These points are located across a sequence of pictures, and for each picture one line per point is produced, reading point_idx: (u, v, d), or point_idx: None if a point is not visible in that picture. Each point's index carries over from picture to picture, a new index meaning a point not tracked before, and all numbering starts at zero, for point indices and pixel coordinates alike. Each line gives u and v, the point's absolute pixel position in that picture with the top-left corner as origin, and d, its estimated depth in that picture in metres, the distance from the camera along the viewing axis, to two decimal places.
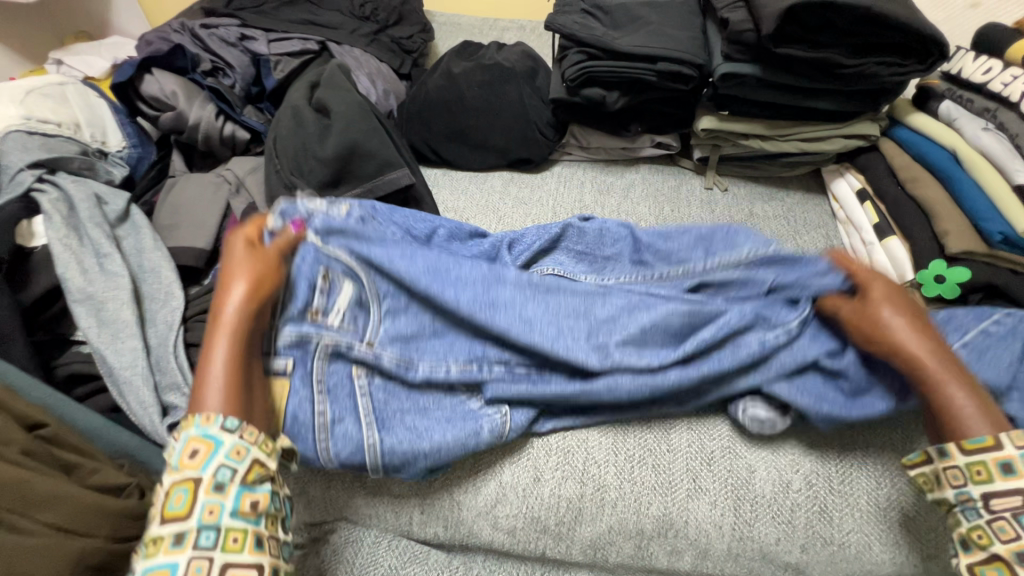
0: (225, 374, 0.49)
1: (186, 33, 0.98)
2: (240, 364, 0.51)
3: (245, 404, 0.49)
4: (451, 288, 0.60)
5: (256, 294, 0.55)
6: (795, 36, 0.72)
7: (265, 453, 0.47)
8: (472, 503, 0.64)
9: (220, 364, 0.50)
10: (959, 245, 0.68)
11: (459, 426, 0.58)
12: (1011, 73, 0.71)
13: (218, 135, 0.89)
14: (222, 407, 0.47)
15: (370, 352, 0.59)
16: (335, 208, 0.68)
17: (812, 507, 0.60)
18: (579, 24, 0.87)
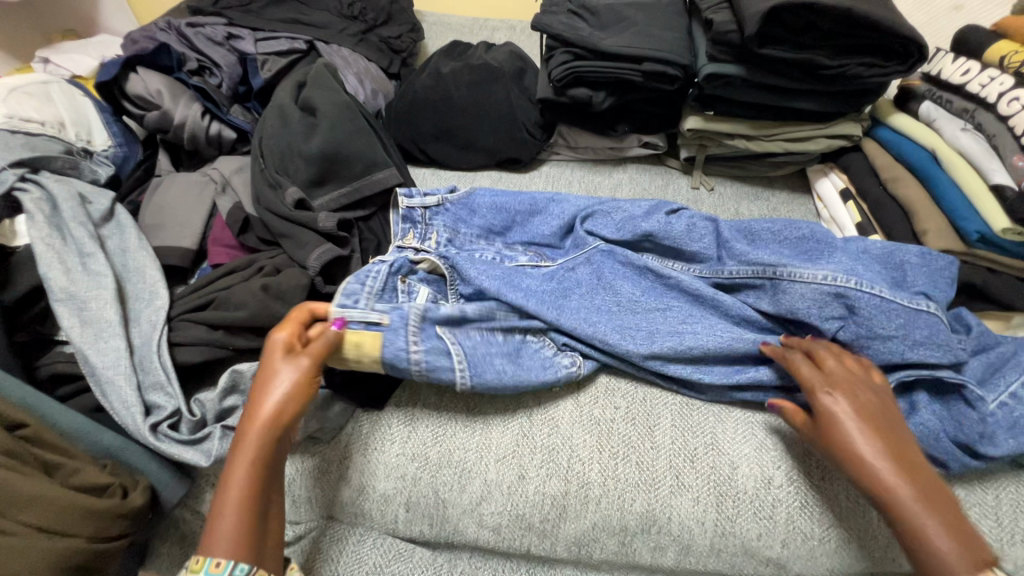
0: (240, 510, 0.48)
1: (172, 31, 0.98)
2: (258, 484, 0.50)
3: (255, 544, 0.48)
4: (520, 292, 0.70)
5: (280, 424, 0.52)
6: (777, 38, 0.73)
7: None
8: (457, 501, 0.64)
9: (239, 483, 0.49)
10: (938, 244, 0.70)
11: (542, 373, 0.66)
12: (990, 74, 0.72)
13: (204, 134, 0.88)
14: (234, 547, 0.46)
15: (457, 310, 0.67)
16: (425, 242, 0.78)
17: (793, 502, 0.61)
18: (566, 25, 0.87)
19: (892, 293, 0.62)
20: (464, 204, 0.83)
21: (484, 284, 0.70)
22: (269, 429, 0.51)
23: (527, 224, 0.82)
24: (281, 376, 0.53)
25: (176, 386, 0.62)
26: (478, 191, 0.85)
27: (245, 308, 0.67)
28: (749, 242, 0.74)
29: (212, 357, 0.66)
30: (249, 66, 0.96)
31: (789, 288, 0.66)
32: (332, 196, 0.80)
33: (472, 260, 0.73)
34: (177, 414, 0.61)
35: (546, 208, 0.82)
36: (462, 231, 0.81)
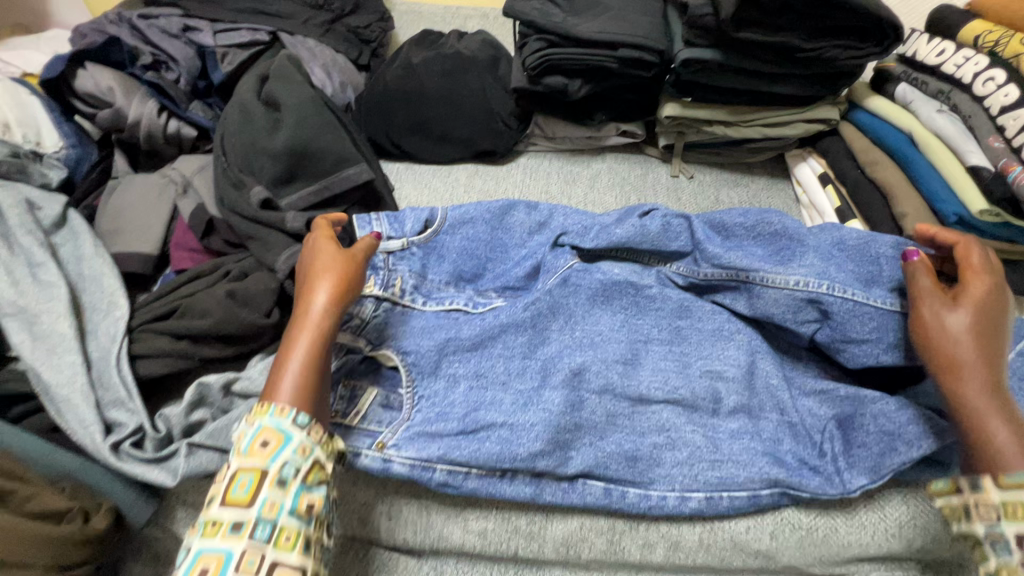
0: (310, 351, 0.53)
1: (124, 23, 0.92)
2: (309, 376, 0.52)
3: (314, 401, 0.51)
4: (499, 361, 0.67)
5: (321, 333, 0.54)
6: (752, 20, 0.72)
7: (324, 454, 0.50)
8: (442, 506, 0.63)
9: (291, 372, 0.52)
10: (917, 228, 0.70)
11: (513, 446, 0.59)
12: (964, 55, 0.71)
13: (161, 133, 0.83)
14: (293, 401, 0.50)
15: (381, 459, 0.60)
16: (388, 289, 0.70)
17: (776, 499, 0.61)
18: (538, 10, 0.84)
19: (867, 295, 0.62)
20: (431, 249, 0.75)
21: (457, 382, 0.65)
22: (323, 319, 0.55)
23: (498, 266, 0.77)
24: (332, 274, 0.58)
25: (137, 401, 0.59)
26: (448, 227, 0.76)
27: (207, 318, 0.64)
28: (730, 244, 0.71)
29: (177, 369, 0.63)
30: (209, 59, 0.91)
31: (763, 293, 0.66)
32: (300, 195, 0.77)
33: (430, 339, 0.67)
34: (140, 431, 0.57)
35: (511, 248, 0.77)
36: (430, 276, 0.74)
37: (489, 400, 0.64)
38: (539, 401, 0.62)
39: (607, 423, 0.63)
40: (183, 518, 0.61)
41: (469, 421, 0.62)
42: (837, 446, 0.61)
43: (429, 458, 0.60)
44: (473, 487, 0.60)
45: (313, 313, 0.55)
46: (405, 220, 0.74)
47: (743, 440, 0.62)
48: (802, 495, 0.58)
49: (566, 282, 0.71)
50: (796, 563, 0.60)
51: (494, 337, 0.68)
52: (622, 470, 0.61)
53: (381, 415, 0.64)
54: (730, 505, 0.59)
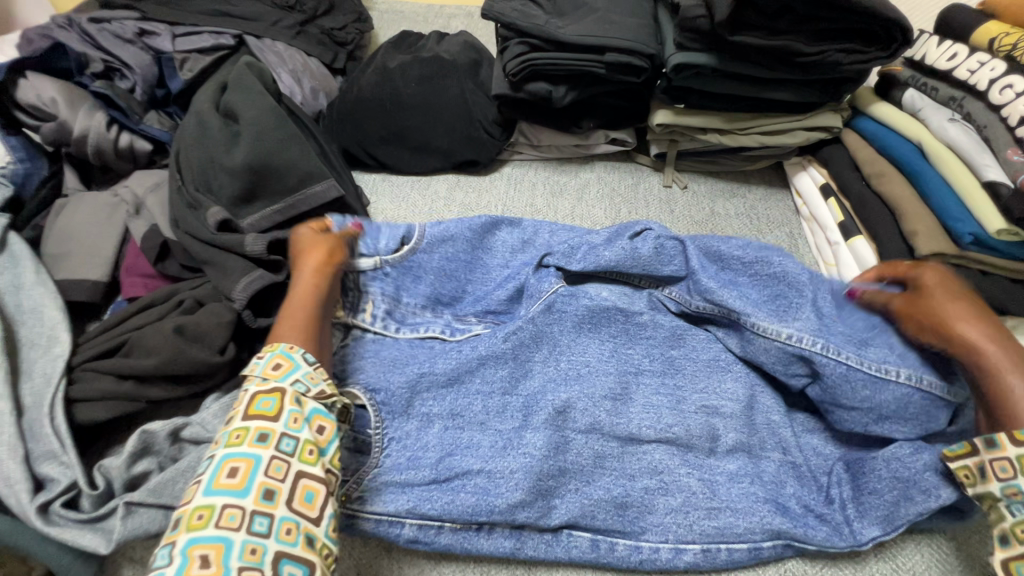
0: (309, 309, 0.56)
1: (75, 28, 0.86)
2: (309, 318, 0.55)
3: (315, 341, 0.54)
4: (477, 397, 0.61)
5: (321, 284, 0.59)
6: (749, 22, 0.66)
7: (332, 390, 0.50)
8: (416, 561, 0.57)
9: (294, 314, 0.56)
10: (928, 247, 0.64)
11: (490, 497, 0.54)
12: (979, 59, 0.67)
13: (112, 148, 0.77)
14: (299, 340, 0.53)
15: (345, 515, 0.55)
16: (358, 315, 0.66)
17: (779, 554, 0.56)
18: (520, 12, 0.79)
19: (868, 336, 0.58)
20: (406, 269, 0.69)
21: (432, 421, 0.59)
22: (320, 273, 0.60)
23: (478, 287, 0.71)
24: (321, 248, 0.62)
25: (72, 453, 0.53)
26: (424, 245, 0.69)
27: (154, 356, 0.58)
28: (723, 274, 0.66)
29: (121, 413, 0.57)
30: (166, 66, 0.85)
31: (752, 341, 0.60)
32: (262, 215, 0.71)
33: (399, 373, 0.61)
34: (74, 488, 0.52)
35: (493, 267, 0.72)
36: (404, 300, 0.68)
37: (465, 442, 0.58)
38: (519, 444, 0.57)
39: (594, 466, 0.58)
40: None
41: (443, 468, 0.56)
42: (845, 491, 0.56)
43: (398, 512, 0.54)
44: (448, 541, 0.55)
45: (309, 271, 0.60)
46: (376, 236, 0.68)
47: (743, 483, 0.57)
48: (806, 548, 0.53)
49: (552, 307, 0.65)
50: None
51: (472, 372, 0.62)
52: (611, 519, 0.55)
53: (347, 459, 0.57)
54: (729, 558, 0.54)
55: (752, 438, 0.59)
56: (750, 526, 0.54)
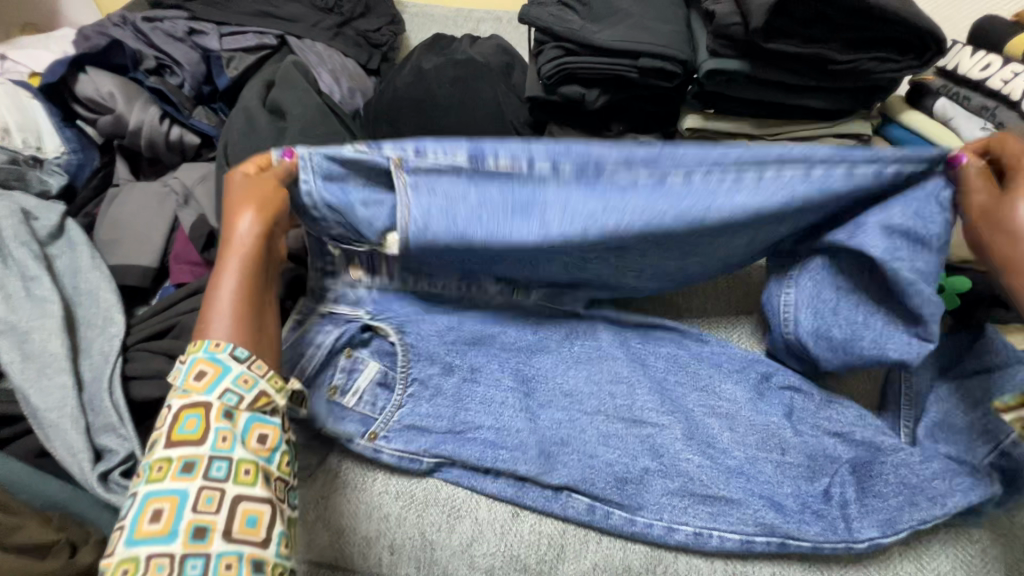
0: (235, 280, 0.50)
1: (128, 26, 0.90)
2: (243, 298, 0.50)
3: (255, 332, 0.49)
4: (492, 378, 0.65)
5: (253, 247, 0.52)
6: (784, 30, 0.68)
7: (272, 390, 0.48)
8: (436, 498, 0.60)
9: (224, 295, 0.50)
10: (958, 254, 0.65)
11: (500, 450, 0.59)
12: (1013, 69, 0.68)
13: (163, 141, 0.81)
14: (232, 336, 0.48)
15: (371, 449, 0.59)
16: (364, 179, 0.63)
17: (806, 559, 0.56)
18: (556, 16, 0.81)
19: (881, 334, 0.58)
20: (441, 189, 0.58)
21: (451, 372, 0.65)
22: (254, 235, 0.52)
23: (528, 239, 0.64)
24: (253, 188, 0.54)
25: (129, 427, 0.56)
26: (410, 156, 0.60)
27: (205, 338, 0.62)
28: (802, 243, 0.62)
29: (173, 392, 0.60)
30: (214, 64, 0.88)
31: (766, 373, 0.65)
32: None
33: (430, 327, 0.67)
34: (131, 459, 0.55)
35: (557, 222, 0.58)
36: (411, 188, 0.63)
37: (480, 395, 0.64)
38: (529, 410, 0.63)
39: (599, 441, 0.61)
40: None
41: (462, 422, 0.62)
42: (849, 492, 0.57)
43: (417, 450, 0.60)
44: (482, 519, 0.59)
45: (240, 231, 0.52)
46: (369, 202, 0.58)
47: (761, 470, 0.59)
48: (800, 545, 0.54)
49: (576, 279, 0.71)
50: None
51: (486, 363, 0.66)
52: (609, 489, 0.58)
53: (375, 394, 0.62)
54: (721, 545, 0.55)
55: (749, 437, 0.62)
56: (744, 510, 0.56)
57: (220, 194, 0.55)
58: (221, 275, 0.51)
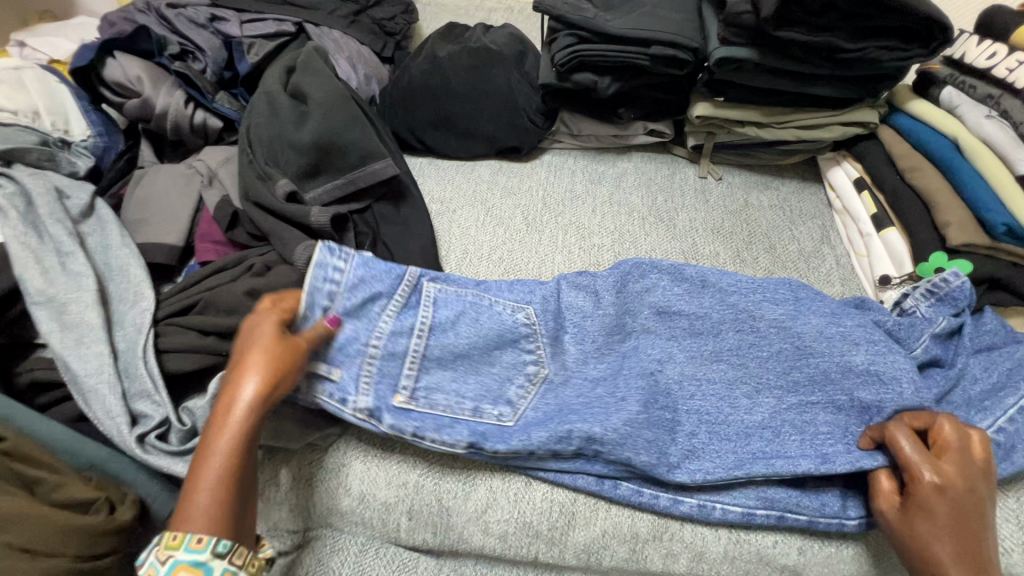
0: (220, 481, 0.44)
1: (152, 13, 0.92)
2: (229, 482, 0.45)
3: (235, 518, 0.44)
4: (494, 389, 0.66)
5: (263, 407, 0.48)
6: (794, 18, 0.70)
7: (250, 574, 0.44)
8: (452, 467, 0.63)
9: (210, 478, 0.44)
10: (960, 237, 0.66)
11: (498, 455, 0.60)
12: (1017, 58, 0.69)
13: (187, 124, 0.83)
14: (212, 527, 0.43)
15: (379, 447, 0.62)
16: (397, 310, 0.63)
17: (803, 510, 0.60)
18: (570, 5, 0.83)
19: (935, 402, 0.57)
20: (423, 385, 0.60)
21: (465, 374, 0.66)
22: (261, 399, 0.48)
23: (567, 352, 0.67)
24: (267, 344, 0.50)
25: (164, 394, 0.59)
26: (438, 331, 0.64)
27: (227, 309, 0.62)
28: (847, 344, 0.61)
29: (203, 364, 0.63)
30: (235, 50, 0.91)
31: None
32: (325, 189, 0.77)
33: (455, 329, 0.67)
34: (166, 423, 0.58)
35: (510, 432, 0.59)
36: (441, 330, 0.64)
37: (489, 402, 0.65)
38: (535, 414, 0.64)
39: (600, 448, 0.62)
40: None
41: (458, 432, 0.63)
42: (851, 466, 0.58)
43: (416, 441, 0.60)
44: (495, 487, 0.62)
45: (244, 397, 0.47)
46: (339, 389, 0.58)
47: None
48: (798, 519, 0.57)
49: (646, 280, 0.70)
50: None
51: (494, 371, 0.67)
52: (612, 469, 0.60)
53: None
54: (723, 516, 0.58)
55: None
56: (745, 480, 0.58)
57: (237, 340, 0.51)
58: (215, 442, 0.45)
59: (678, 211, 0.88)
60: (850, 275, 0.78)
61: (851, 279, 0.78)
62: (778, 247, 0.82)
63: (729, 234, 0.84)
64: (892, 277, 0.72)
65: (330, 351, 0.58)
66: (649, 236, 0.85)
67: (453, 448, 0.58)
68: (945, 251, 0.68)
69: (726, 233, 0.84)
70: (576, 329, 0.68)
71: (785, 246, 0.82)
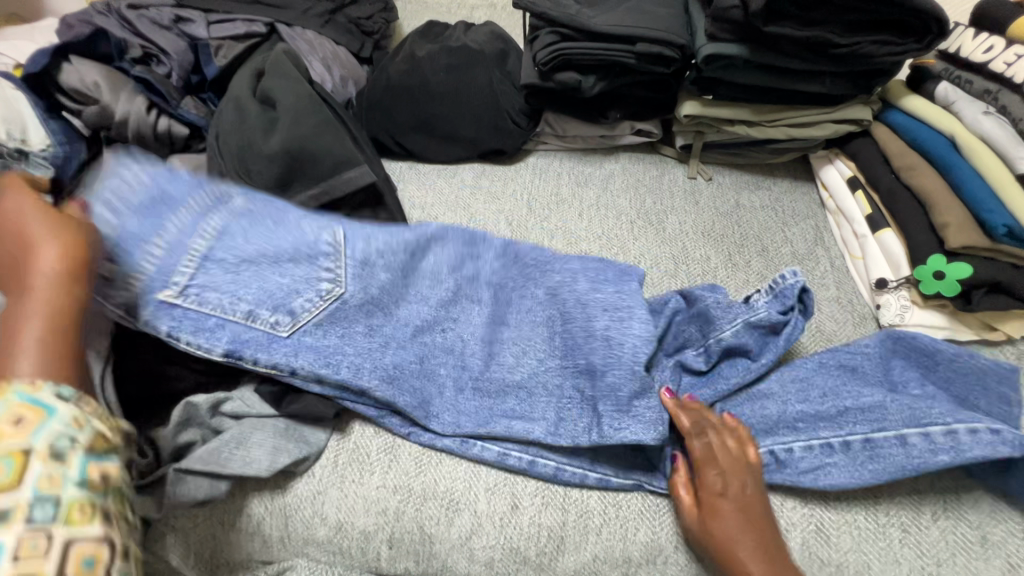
0: (42, 353, 0.40)
1: (113, 15, 0.88)
2: (52, 362, 0.40)
3: (76, 384, 0.41)
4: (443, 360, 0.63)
5: (70, 279, 0.44)
6: (784, 12, 0.67)
7: (108, 426, 0.40)
8: (434, 492, 0.59)
9: (30, 376, 0.39)
10: (959, 239, 0.64)
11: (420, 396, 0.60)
12: (1016, 51, 0.67)
13: (151, 132, 0.79)
14: (46, 378, 0.39)
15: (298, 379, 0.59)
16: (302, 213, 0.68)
17: (807, 525, 0.56)
18: (551, 1, 0.79)
19: (900, 430, 0.54)
20: (247, 310, 0.60)
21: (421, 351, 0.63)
22: (63, 282, 0.43)
23: (515, 337, 0.65)
24: (52, 247, 0.44)
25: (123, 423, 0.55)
26: (224, 239, 0.63)
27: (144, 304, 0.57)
28: (788, 334, 0.62)
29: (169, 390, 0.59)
30: (202, 53, 0.87)
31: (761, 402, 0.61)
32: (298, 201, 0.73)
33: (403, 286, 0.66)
34: None
35: (278, 343, 0.59)
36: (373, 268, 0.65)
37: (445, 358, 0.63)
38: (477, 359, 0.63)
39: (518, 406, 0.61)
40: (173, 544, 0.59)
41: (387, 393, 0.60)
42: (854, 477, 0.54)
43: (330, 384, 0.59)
44: (480, 511, 0.58)
45: (40, 291, 0.42)
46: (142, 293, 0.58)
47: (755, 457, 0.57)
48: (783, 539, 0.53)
49: (504, 253, 0.71)
50: None
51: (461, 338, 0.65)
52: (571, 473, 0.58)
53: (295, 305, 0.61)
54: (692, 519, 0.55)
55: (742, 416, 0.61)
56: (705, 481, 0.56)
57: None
58: (22, 332, 0.40)
59: (667, 213, 0.85)
60: (846, 278, 0.76)
61: (847, 282, 0.75)
62: (770, 250, 0.79)
63: (720, 236, 0.81)
64: (889, 280, 0.70)
65: (110, 247, 0.58)
66: (637, 241, 0.82)
67: (209, 355, 0.57)
68: (943, 254, 0.66)
69: (717, 235, 0.82)
70: (402, 265, 0.67)
71: (778, 249, 0.79)
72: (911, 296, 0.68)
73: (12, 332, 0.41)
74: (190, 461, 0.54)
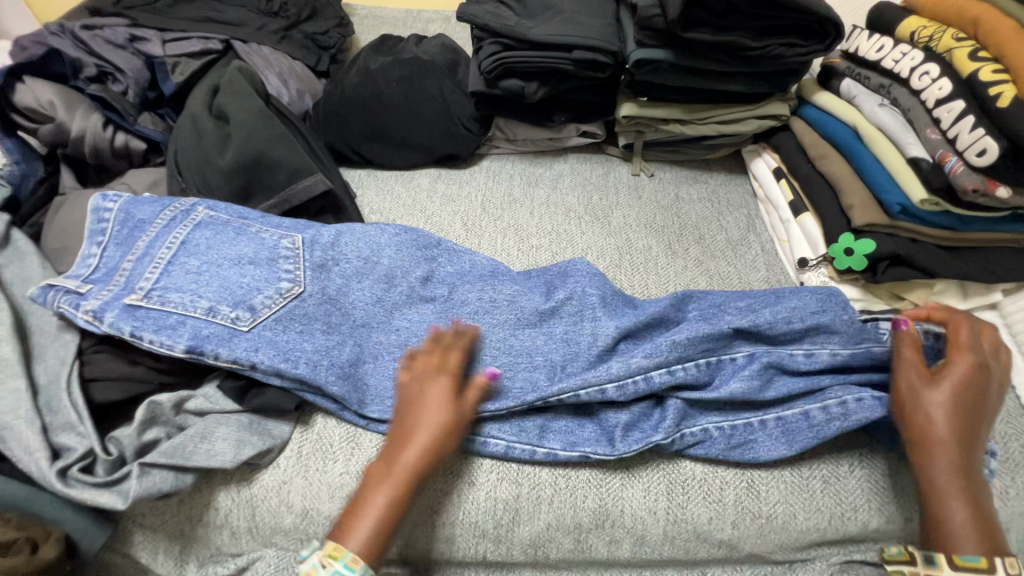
0: (382, 513, 0.50)
1: (67, 35, 0.90)
2: (388, 520, 0.50)
3: (385, 546, 0.50)
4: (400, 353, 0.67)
5: (442, 432, 0.54)
6: (699, 20, 0.73)
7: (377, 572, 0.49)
8: None
9: (364, 520, 0.50)
10: (863, 218, 0.71)
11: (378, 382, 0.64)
12: (901, 50, 0.74)
13: (108, 147, 0.82)
14: (362, 548, 0.48)
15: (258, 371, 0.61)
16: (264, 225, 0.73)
17: (739, 482, 0.62)
18: (492, 14, 0.85)
19: (805, 406, 0.62)
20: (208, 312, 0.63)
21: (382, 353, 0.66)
22: (434, 436, 0.54)
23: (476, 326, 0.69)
24: (432, 405, 0.56)
25: (88, 424, 0.58)
26: (188, 247, 0.67)
27: (103, 318, 0.60)
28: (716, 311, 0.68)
29: (134, 393, 0.61)
30: (159, 70, 0.89)
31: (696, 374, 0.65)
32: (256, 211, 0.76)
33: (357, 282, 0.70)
34: (91, 454, 0.56)
35: (239, 337, 0.62)
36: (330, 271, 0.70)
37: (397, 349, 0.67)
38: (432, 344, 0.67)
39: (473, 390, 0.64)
40: (142, 541, 0.62)
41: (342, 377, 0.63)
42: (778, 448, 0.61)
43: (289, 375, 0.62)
44: (438, 489, 0.62)
45: (410, 450, 0.53)
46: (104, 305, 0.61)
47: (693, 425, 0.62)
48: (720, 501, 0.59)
49: (458, 259, 0.76)
50: (758, 550, 0.62)
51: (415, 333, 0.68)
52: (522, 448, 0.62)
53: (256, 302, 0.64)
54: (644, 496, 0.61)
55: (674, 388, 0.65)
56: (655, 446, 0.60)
57: (434, 388, 0.57)
58: (372, 496, 0.51)
59: (613, 208, 0.91)
60: (774, 259, 0.82)
61: (775, 264, 0.82)
62: (707, 237, 0.86)
63: (661, 227, 0.87)
64: (810, 259, 0.77)
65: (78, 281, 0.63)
66: (585, 234, 0.87)
67: (171, 352, 0.60)
68: (852, 231, 0.73)
69: (658, 227, 0.88)
70: (359, 268, 0.71)
71: (713, 236, 0.86)
72: (829, 272, 0.75)
73: (368, 489, 0.52)
74: (156, 457, 0.56)
